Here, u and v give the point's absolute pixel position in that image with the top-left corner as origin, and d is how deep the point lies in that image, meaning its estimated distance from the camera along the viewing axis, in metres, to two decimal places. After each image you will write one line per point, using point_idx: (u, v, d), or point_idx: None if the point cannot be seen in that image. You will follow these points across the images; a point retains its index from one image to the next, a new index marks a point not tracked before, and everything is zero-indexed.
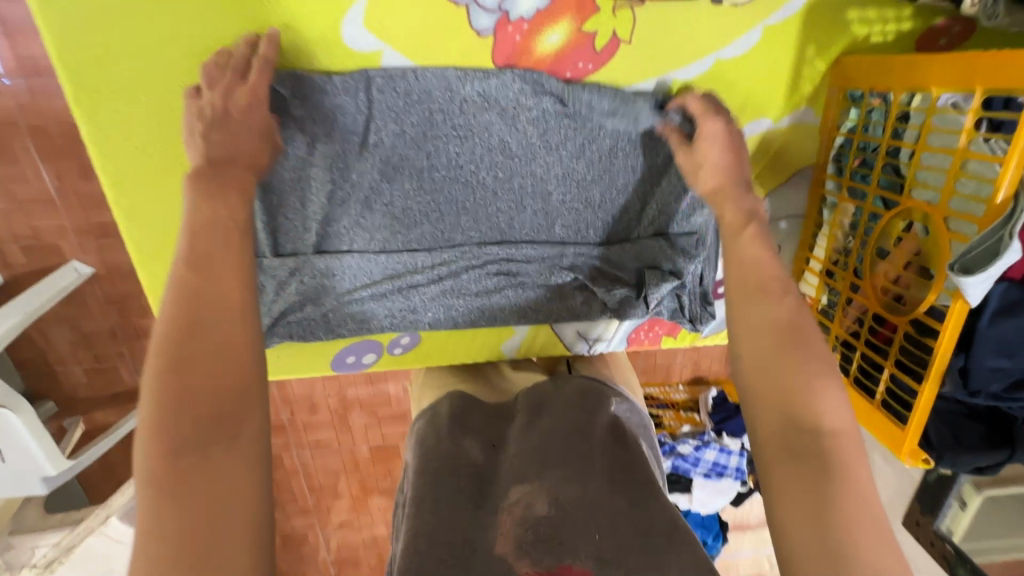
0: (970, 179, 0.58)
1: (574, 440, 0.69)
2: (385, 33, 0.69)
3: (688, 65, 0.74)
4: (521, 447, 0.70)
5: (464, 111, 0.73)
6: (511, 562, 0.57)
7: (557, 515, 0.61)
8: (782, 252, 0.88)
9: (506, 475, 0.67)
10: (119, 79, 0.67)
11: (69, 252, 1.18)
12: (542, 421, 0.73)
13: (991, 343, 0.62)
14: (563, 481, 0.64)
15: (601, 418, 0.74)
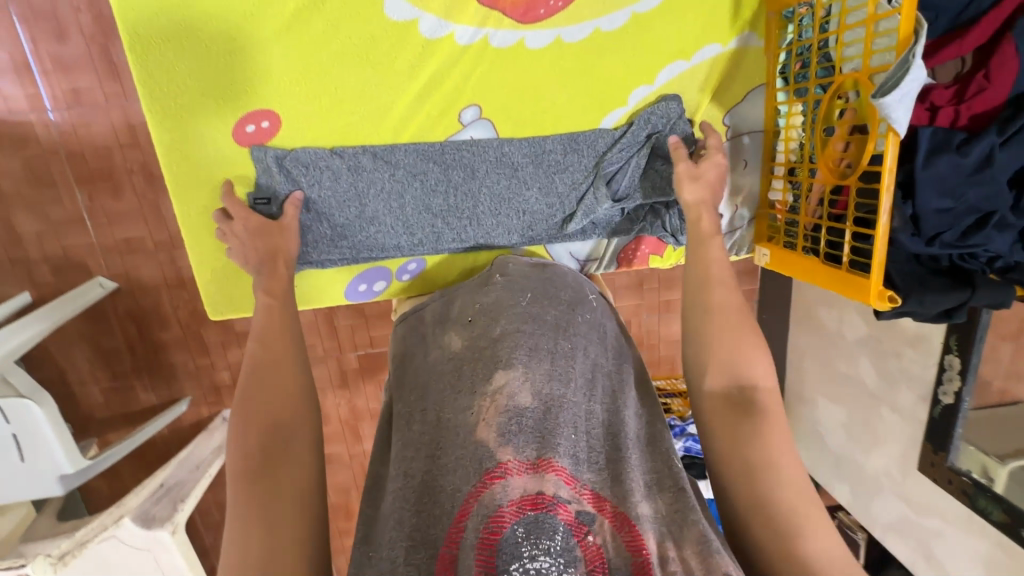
0: (881, 38, 0.69)
1: (555, 338, 0.70)
2: None
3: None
4: (504, 341, 0.68)
5: (455, 48, 0.86)
6: (492, 450, 0.56)
7: (541, 406, 0.61)
8: (748, 166, 0.98)
9: (487, 363, 0.66)
10: (171, 30, 0.81)
11: (96, 268, 1.32)
12: (526, 314, 0.73)
13: (931, 183, 0.70)
14: (545, 374, 0.64)
15: (580, 318, 0.76)
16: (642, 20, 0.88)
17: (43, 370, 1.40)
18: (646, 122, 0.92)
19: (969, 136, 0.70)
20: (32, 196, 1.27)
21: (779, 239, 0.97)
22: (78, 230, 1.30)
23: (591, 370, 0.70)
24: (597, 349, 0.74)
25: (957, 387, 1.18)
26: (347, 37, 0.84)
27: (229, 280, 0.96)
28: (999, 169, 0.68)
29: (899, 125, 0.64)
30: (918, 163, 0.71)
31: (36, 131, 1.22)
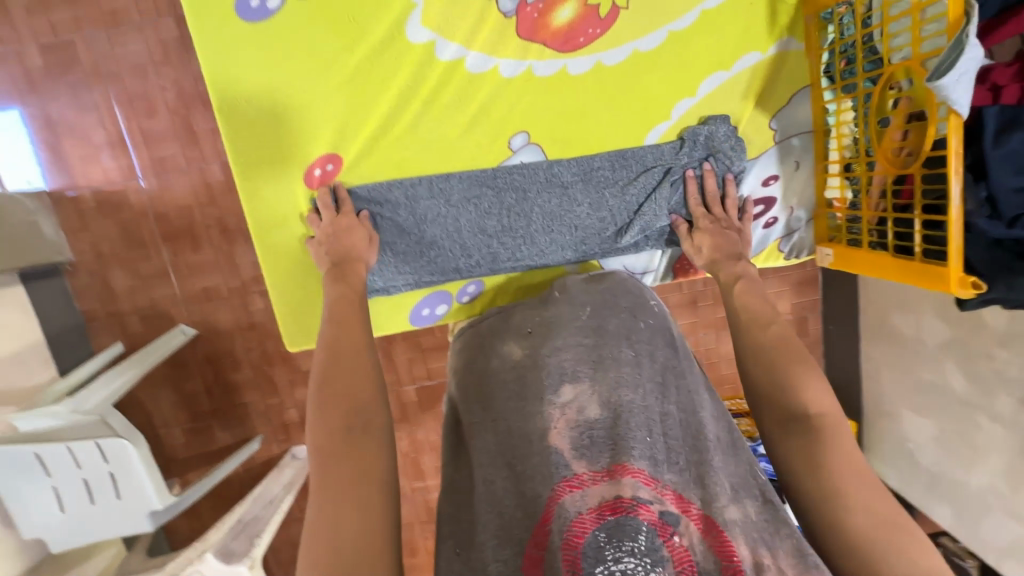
0: (930, 24, 0.69)
1: (617, 343, 0.68)
2: (436, 28, 0.90)
3: (680, 16, 0.90)
4: (566, 351, 0.68)
5: (504, 80, 0.92)
6: (567, 459, 0.56)
7: (611, 413, 0.60)
8: (800, 167, 0.97)
9: (553, 373, 0.65)
10: (252, 91, 0.91)
11: (179, 316, 1.44)
12: (586, 322, 0.72)
13: (1003, 161, 0.68)
14: (612, 382, 0.63)
15: (643, 324, 0.72)
16: (678, 36, 0.91)
17: (132, 414, 1.52)
18: (695, 141, 0.95)
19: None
20: (125, 254, 1.41)
21: (841, 237, 0.95)
22: (162, 282, 1.43)
23: (661, 372, 0.68)
24: (665, 352, 0.71)
25: None
26: (404, 80, 0.92)
27: (303, 310, 1.03)
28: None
29: (961, 107, 0.63)
30: (986, 143, 0.69)
31: (130, 196, 1.38)
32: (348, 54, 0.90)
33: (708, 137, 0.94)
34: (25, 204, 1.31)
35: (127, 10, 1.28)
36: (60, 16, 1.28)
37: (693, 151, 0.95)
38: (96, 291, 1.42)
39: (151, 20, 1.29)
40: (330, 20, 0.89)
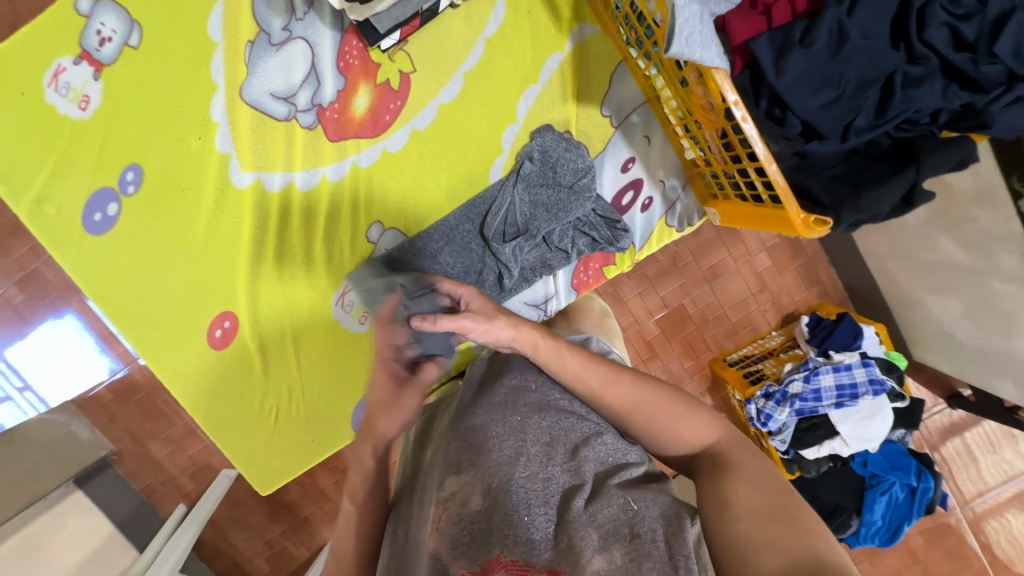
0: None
1: (503, 415, 0.70)
2: (255, 166, 0.93)
3: (467, 56, 0.89)
4: (456, 436, 0.70)
5: (336, 187, 0.95)
6: (446, 564, 0.58)
7: (492, 497, 0.62)
8: (652, 140, 0.93)
9: (444, 467, 0.68)
10: (121, 291, 0.92)
11: (222, 463, 1.38)
12: (478, 400, 0.75)
13: (796, 87, 0.61)
14: (497, 461, 0.65)
15: (531, 381, 0.75)
16: (473, 73, 0.90)
17: (217, 561, 1.51)
18: (535, 157, 0.92)
19: (809, 21, 0.60)
20: (148, 429, 1.35)
21: (717, 193, 0.90)
22: (195, 439, 1.37)
23: (547, 429, 0.69)
24: (557, 406, 0.72)
25: None
26: (254, 223, 0.96)
27: (259, 453, 1.06)
28: (859, 39, 0.59)
29: (711, 58, 0.58)
30: (770, 75, 0.61)
31: (136, 376, 1.32)
32: (194, 225, 0.94)
33: (545, 147, 0.92)
34: (54, 418, 1.29)
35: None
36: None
37: (539, 166, 0.92)
38: (145, 469, 1.35)
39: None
40: (165, 202, 0.92)
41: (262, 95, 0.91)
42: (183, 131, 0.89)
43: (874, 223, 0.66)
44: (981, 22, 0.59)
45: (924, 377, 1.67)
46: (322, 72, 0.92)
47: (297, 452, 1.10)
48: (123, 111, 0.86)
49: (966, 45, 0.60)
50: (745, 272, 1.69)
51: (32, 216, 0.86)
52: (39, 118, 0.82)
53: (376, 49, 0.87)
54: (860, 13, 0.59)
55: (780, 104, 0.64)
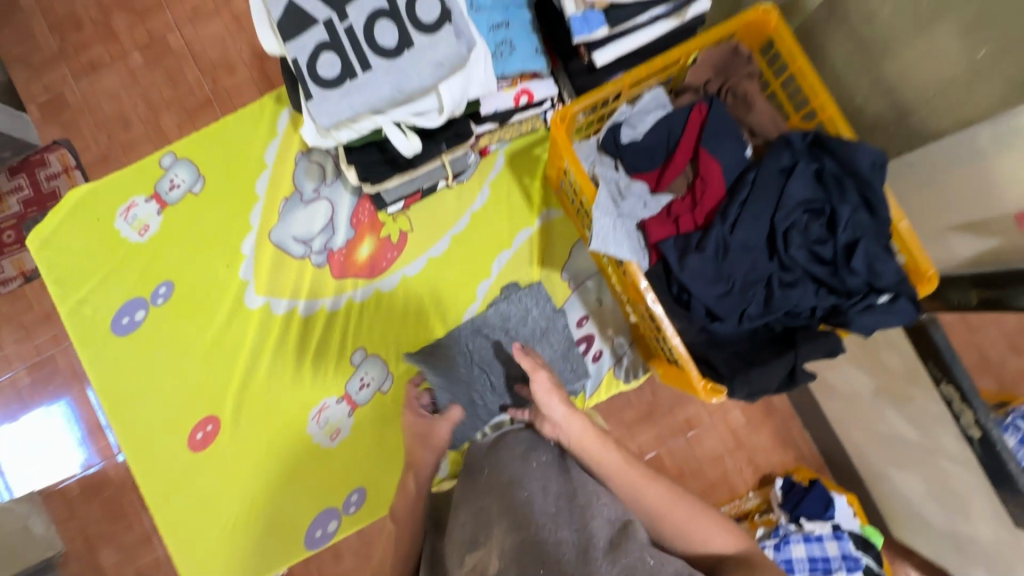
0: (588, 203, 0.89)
1: (515, 492, 0.68)
2: (267, 292, 1.11)
3: (455, 223, 1.11)
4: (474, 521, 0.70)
5: (330, 315, 1.10)
6: None
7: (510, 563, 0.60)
8: (604, 303, 1.09)
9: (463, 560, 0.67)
10: (134, 385, 1.09)
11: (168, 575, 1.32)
12: (488, 482, 0.74)
13: (696, 280, 0.77)
14: (504, 537, 0.63)
15: (531, 462, 0.74)
16: (459, 235, 1.11)
17: None
18: (503, 299, 1.08)
19: (702, 233, 0.79)
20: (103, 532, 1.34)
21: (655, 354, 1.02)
22: (147, 548, 1.34)
23: (554, 501, 0.66)
24: (560, 479, 0.71)
25: (974, 417, 0.90)
26: (253, 336, 1.10)
27: (210, 564, 1.07)
28: (740, 250, 0.76)
29: (622, 253, 0.80)
30: (675, 268, 0.78)
31: (109, 471, 1.35)
32: (201, 335, 1.10)
33: (508, 295, 1.09)
34: (16, 510, 1.32)
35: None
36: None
37: (508, 304, 1.07)
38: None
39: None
40: (185, 314, 1.11)
41: (286, 238, 1.11)
42: (217, 260, 1.11)
43: (765, 394, 0.79)
44: (835, 244, 0.75)
45: (915, 563, 1.51)
46: (337, 225, 1.11)
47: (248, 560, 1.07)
48: (171, 239, 1.12)
49: (827, 260, 0.76)
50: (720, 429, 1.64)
51: (74, 316, 1.10)
52: (109, 241, 1.11)
53: (382, 212, 1.10)
54: (739, 232, 0.76)
55: (686, 290, 0.79)
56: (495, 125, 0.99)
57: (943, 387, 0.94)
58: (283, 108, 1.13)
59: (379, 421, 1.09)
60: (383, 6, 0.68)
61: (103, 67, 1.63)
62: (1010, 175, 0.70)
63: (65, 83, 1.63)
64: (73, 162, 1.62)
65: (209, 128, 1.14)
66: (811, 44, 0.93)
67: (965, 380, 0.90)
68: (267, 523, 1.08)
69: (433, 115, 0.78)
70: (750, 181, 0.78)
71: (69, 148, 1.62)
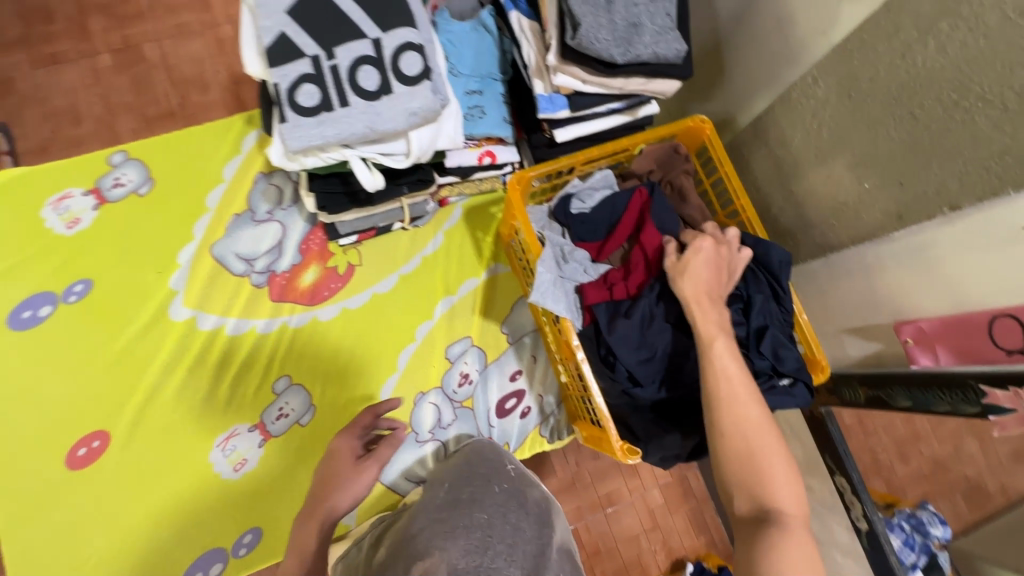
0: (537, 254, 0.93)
1: (470, 513, 0.77)
2: (196, 304, 1.06)
3: (404, 263, 1.14)
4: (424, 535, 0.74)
5: (262, 338, 1.07)
6: None
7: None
8: (539, 360, 1.12)
9: (405, 558, 0.71)
10: (15, 387, 0.98)
11: None
12: (444, 499, 0.81)
13: (624, 344, 0.82)
14: (462, 548, 0.71)
15: (497, 487, 0.84)
16: (408, 274, 1.13)
17: None
18: (654, 32, 0.79)
19: (633, 302, 0.85)
20: None
21: (582, 416, 1.04)
22: None
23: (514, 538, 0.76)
24: (517, 516, 0.80)
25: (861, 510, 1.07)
26: (170, 349, 1.04)
27: None
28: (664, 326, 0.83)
29: (559, 309, 0.85)
30: (605, 329, 0.83)
31: None
32: (112, 341, 1.03)
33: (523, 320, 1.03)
34: None
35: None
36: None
37: None
38: None
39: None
40: (96, 316, 1.03)
41: (228, 254, 1.09)
42: (147, 265, 1.06)
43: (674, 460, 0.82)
44: (747, 328, 0.83)
45: None
46: (284, 249, 1.10)
47: None
48: (99, 237, 1.06)
49: (740, 340, 0.84)
50: (637, 507, 1.65)
51: None
52: (27, 228, 1.04)
53: (334, 243, 1.11)
54: (663, 308, 0.83)
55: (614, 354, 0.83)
56: (457, 178, 1.06)
57: (839, 479, 1.10)
58: (253, 129, 1.14)
59: (289, 457, 1.03)
60: (370, 54, 0.74)
61: (66, 62, 1.59)
62: (889, 285, 0.87)
63: (19, 70, 1.57)
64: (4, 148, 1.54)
65: (172, 135, 1.13)
66: (738, 156, 1.08)
67: (855, 473, 1.08)
68: (132, 564, 0.95)
69: (400, 157, 0.84)
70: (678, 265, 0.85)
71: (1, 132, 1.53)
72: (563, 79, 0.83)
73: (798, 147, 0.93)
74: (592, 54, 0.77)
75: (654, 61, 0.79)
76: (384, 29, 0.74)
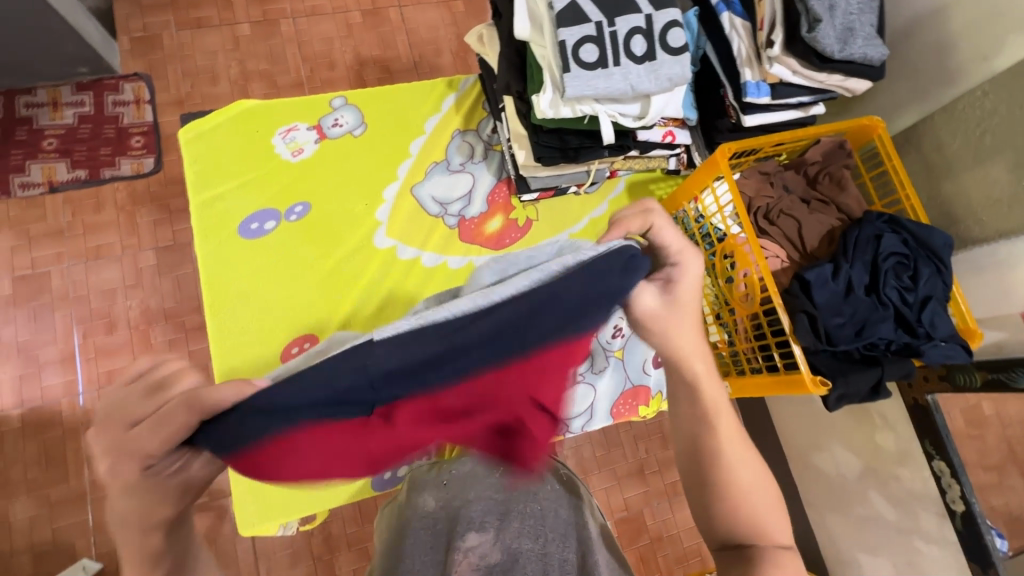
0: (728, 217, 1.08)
1: (524, 500, 0.84)
2: (397, 236, 1.19)
3: (574, 223, 1.27)
4: (478, 503, 0.84)
5: (453, 273, 1.19)
6: None
7: (507, 559, 0.76)
8: None
9: (464, 521, 0.82)
10: (238, 287, 1.10)
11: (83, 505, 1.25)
12: (499, 481, 0.88)
13: (820, 286, 0.94)
14: (514, 532, 0.79)
15: (547, 484, 0.87)
16: (576, 234, 1.27)
17: None
18: (865, 37, 0.95)
19: (832, 266, 0.97)
20: (40, 479, 1.37)
21: (731, 371, 1.16)
22: (77, 508, 1.36)
23: (565, 526, 0.82)
24: (565, 512, 0.85)
25: (960, 489, 1.22)
26: (372, 271, 1.16)
27: (264, 485, 1.03)
28: (837, 282, 0.96)
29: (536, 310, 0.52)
30: (804, 275, 0.95)
31: (63, 411, 1.41)
32: (322, 259, 1.15)
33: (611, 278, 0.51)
34: None
35: (111, 246, 1.54)
36: (43, 253, 1.52)
37: None
38: None
39: (131, 253, 1.54)
40: (308, 236, 1.16)
41: (426, 196, 1.22)
42: (358, 197, 1.19)
43: (850, 397, 0.93)
44: (915, 294, 0.97)
45: None
46: (473, 198, 1.24)
47: (310, 493, 1.04)
48: (317, 167, 1.20)
49: (905, 303, 0.97)
50: None
51: (204, 210, 1.13)
52: (260, 153, 1.18)
53: (517, 198, 1.24)
54: (846, 272, 0.96)
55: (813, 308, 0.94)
56: (637, 152, 1.19)
57: (939, 462, 1.25)
58: (451, 92, 1.30)
59: None
60: (642, 26, 0.89)
61: (208, 26, 1.73)
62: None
63: (166, 29, 1.71)
64: (147, 97, 1.65)
65: (382, 88, 1.28)
66: None
67: (956, 458, 1.23)
68: None
69: (630, 118, 0.98)
70: (845, 242, 1.01)
71: (147, 84, 1.66)
72: (777, 69, 0.99)
73: (954, 152, 1.09)
74: (816, 48, 0.93)
75: (861, 61, 0.95)
76: (656, 8, 0.90)
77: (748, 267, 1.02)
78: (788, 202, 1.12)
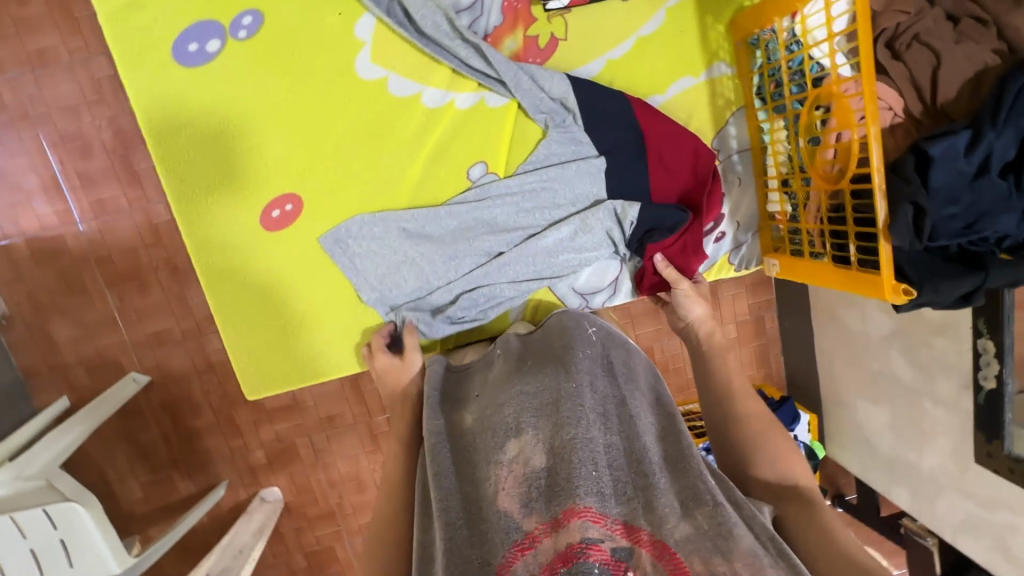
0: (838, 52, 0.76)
1: (559, 384, 0.63)
2: (385, 63, 0.91)
3: (614, 47, 0.95)
4: (507, 404, 0.62)
5: (460, 117, 0.94)
6: (516, 517, 0.51)
7: (555, 457, 0.55)
8: (744, 182, 1.01)
9: (495, 431, 0.60)
10: (190, 132, 0.89)
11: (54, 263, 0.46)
12: (526, 372, 0.67)
13: (943, 166, 0.71)
14: (553, 426, 0.58)
15: (581, 354, 0.69)
16: (615, 63, 0.96)
17: (81, 471, 1.32)
18: None
19: (972, 135, 0.71)
20: None
21: (784, 249, 0.99)
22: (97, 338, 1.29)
23: (604, 398, 0.63)
24: (607, 380, 0.66)
25: (997, 369, 1.02)
26: (354, 111, 0.92)
27: (263, 354, 0.99)
28: (968, 159, 0.71)
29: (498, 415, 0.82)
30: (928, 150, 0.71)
31: None
32: (288, 92, 0.90)
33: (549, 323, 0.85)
34: None
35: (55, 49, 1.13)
36: None
37: None
38: None
39: (84, 58, 1.14)
40: (266, 62, 0.88)
41: None
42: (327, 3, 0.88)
43: (931, 306, 0.77)
44: None
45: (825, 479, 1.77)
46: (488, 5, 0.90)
47: (307, 361, 1.00)
48: None
49: None
50: None
51: (119, 23, 0.84)
52: None
53: (540, 6, 0.92)
54: (986, 148, 0.70)
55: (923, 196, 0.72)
56: None
57: (983, 341, 1.04)
58: None
59: None
60: None
61: None
62: None
63: None
64: None
65: None
66: None
67: (1008, 338, 1.00)
68: (330, 328, 0.98)
69: None
70: (1000, 95, 0.71)
71: None
72: None
73: None
74: None
75: None
76: None
77: (849, 129, 0.77)
78: (930, 21, 0.80)
